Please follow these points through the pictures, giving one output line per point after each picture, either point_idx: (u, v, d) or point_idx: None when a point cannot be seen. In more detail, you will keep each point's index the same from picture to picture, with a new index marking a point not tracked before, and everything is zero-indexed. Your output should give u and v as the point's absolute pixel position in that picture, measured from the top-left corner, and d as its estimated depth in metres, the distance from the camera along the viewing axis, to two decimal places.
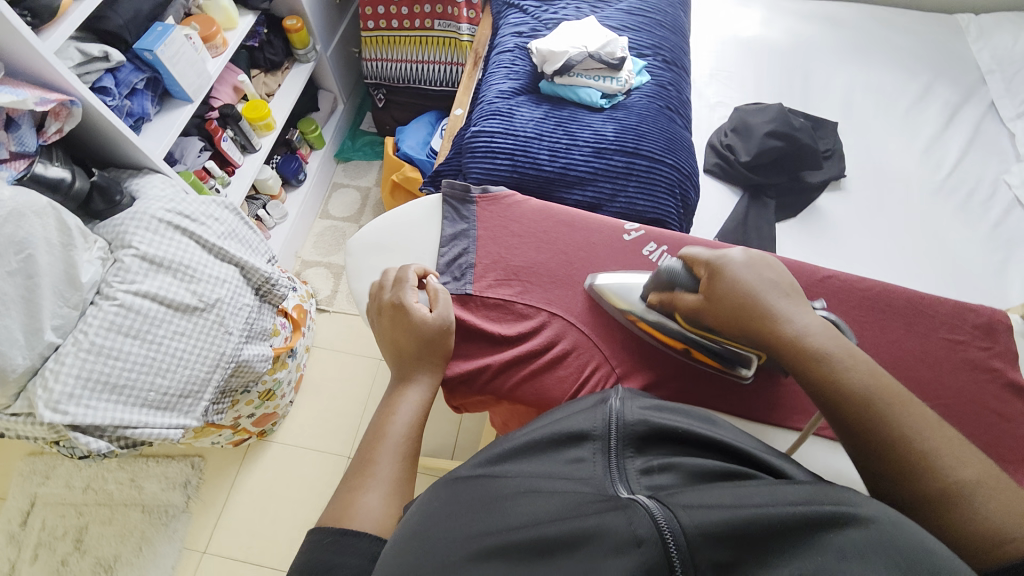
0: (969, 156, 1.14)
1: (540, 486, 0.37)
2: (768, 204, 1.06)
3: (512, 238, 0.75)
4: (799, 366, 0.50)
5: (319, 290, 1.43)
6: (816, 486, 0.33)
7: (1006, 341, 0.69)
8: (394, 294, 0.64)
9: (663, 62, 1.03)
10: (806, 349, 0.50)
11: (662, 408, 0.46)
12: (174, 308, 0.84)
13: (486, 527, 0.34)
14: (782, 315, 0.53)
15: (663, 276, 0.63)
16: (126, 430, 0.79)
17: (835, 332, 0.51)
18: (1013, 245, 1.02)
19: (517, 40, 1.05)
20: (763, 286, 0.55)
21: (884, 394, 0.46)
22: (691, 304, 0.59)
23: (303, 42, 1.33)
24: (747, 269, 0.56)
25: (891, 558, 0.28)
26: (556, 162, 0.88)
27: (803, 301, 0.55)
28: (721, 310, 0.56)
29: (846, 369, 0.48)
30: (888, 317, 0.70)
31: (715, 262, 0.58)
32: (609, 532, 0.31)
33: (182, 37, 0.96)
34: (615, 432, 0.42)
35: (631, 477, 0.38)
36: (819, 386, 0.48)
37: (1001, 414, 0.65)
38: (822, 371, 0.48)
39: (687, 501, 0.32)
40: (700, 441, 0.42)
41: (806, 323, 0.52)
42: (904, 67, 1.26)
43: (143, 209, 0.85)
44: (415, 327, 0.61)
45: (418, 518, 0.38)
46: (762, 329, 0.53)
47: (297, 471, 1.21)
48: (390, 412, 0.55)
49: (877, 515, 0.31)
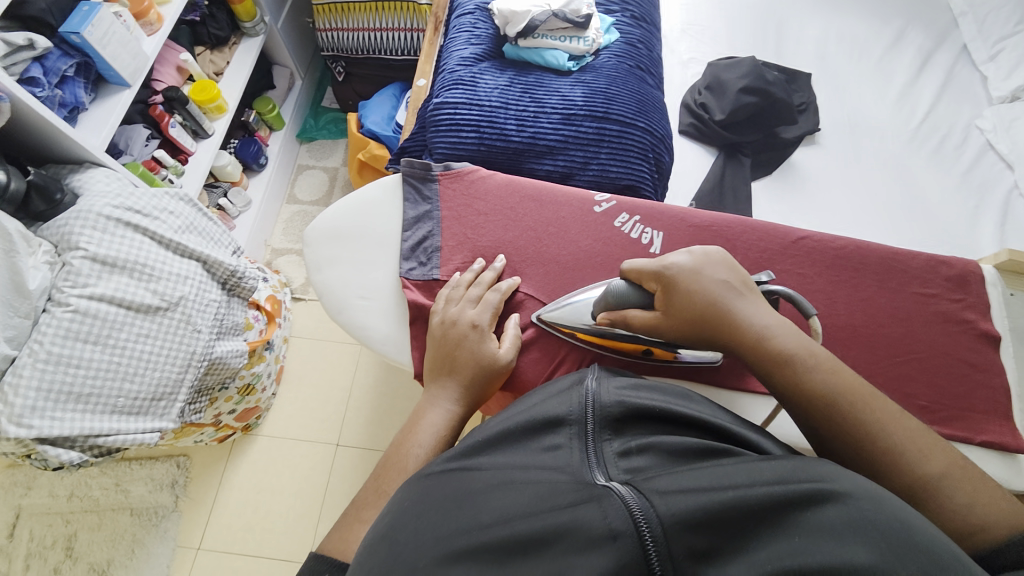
0: (941, 104, 1.12)
1: (516, 477, 0.36)
2: (743, 163, 1.04)
3: (479, 217, 0.73)
4: (767, 372, 0.49)
5: (293, 279, 1.39)
6: (791, 462, 0.33)
7: (978, 292, 0.69)
8: (476, 314, 0.62)
9: (632, 18, 0.98)
10: (774, 353, 0.49)
11: (639, 387, 0.46)
12: (135, 310, 0.79)
13: (459, 526, 0.33)
14: (744, 318, 0.52)
15: (611, 297, 0.59)
16: (97, 438, 0.76)
17: (789, 325, 0.51)
18: (985, 191, 1.03)
19: (477, 0, 0.98)
20: (718, 290, 0.54)
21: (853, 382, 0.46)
22: (652, 321, 0.57)
23: (249, 14, 1.23)
24: (698, 275, 0.55)
25: (868, 535, 0.28)
26: (523, 131, 0.84)
27: (755, 296, 0.54)
28: (685, 321, 0.54)
29: (805, 369, 0.47)
30: (863, 275, 0.70)
31: (665, 273, 0.56)
32: (585, 526, 0.30)
33: (111, 15, 0.88)
34: (592, 415, 0.41)
35: (609, 460, 0.37)
36: (795, 394, 0.47)
37: (974, 365, 0.66)
38: (791, 376, 0.48)
39: (662, 488, 0.32)
40: (678, 418, 0.42)
41: (765, 321, 0.51)
42: (877, 13, 1.22)
43: (88, 206, 0.80)
44: (480, 351, 0.59)
45: (392, 517, 0.37)
46: (732, 338, 0.52)
47: (286, 462, 1.20)
48: (419, 416, 0.54)
49: (853, 489, 0.30)
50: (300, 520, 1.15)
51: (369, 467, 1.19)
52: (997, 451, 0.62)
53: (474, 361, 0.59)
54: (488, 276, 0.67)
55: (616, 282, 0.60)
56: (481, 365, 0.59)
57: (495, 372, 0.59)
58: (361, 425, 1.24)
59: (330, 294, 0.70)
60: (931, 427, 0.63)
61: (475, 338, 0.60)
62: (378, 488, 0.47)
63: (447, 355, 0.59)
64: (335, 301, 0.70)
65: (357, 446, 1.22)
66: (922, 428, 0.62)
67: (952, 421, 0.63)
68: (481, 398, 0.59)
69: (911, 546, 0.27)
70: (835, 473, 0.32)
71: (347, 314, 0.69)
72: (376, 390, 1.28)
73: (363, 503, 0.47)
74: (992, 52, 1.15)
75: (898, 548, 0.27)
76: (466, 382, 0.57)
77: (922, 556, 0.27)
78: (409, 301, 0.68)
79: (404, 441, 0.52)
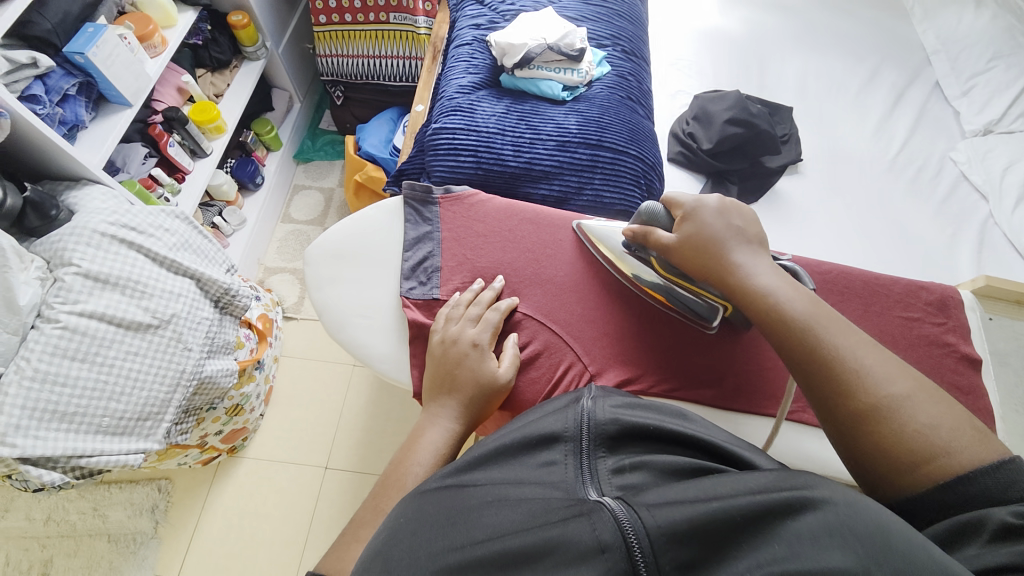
0: (916, 137, 1.19)
1: (510, 494, 0.37)
2: (730, 189, 1.08)
3: (478, 239, 0.74)
4: (749, 300, 0.55)
5: (285, 298, 1.38)
6: (775, 475, 0.34)
7: (959, 316, 0.71)
8: (477, 333, 0.63)
9: (623, 52, 1.03)
10: (753, 289, 0.55)
11: (634, 406, 0.46)
12: (126, 327, 0.79)
13: (452, 542, 0.34)
14: (737, 259, 0.57)
15: (642, 217, 0.65)
16: (80, 459, 0.74)
17: (785, 279, 0.55)
18: (961, 219, 1.08)
19: (475, 32, 1.02)
20: (728, 233, 0.59)
21: (820, 317, 0.50)
22: (664, 242, 0.62)
23: (251, 39, 1.26)
24: (719, 215, 0.60)
25: (844, 540, 0.28)
26: (520, 157, 0.87)
27: (763, 253, 0.59)
28: (690, 250, 0.60)
29: (787, 302, 0.52)
30: (849, 298, 0.71)
31: (691, 205, 0.61)
32: (574, 540, 0.31)
33: (116, 38, 0.89)
34: (586, 432, 0.41)
35: (602, 478, 0.38)
36: (765, 319, 0.53)
37: (959, 388, 0.66)
38: (767, 304, 0.53)
39: (650, 501, 0.32)
40: (671, 437, 0.42)
41: (755, 267, 0.56)
42: (853, 52, 1.30)
43: (83, 223, 0.80)
44: (481, 370, 0.60)
45: (386, 534, 0.37)
46: (717, 273, 0.58)
47: (275, 486, 1.17)
48: (419, 434, 0.54)
49: (831, 495, 0.31)
50: (285, 547, 1.11)
51: (359, 491, 1.16)
52: None
53: (474, 380, 0.59)
54: (487, 296, 0.68)
55: (657, 204, 0.65)
56: (480, 384, 0.59)
57: (494, 392, 0.60)
58: (351, 447, 1.22)
59: (329, 312, 0.71)
60: None
61: (475, 357, 0.61)
62: (376, 506, 0.47)
63: (446, 374, 0.60)
64: (334, 319, 0.70)
65: (346, 468, 1.19)
66: None
67: None
68: (479, 417, 0.59)
69: (885, 550, 0.28)
70: (819, 483, 0.32)
71: (346, 332, 0.70)
72: (367, 411, 1.26)
73: (361, 522, 0.47)
74: (964, 88, 1.22)
75: (873, 551, 0.28)
76: (466, 401, 0.58)
77: (896, 559, 0.28)
78: (409, 320, 0.69)
79: (402, 460, 0.52)
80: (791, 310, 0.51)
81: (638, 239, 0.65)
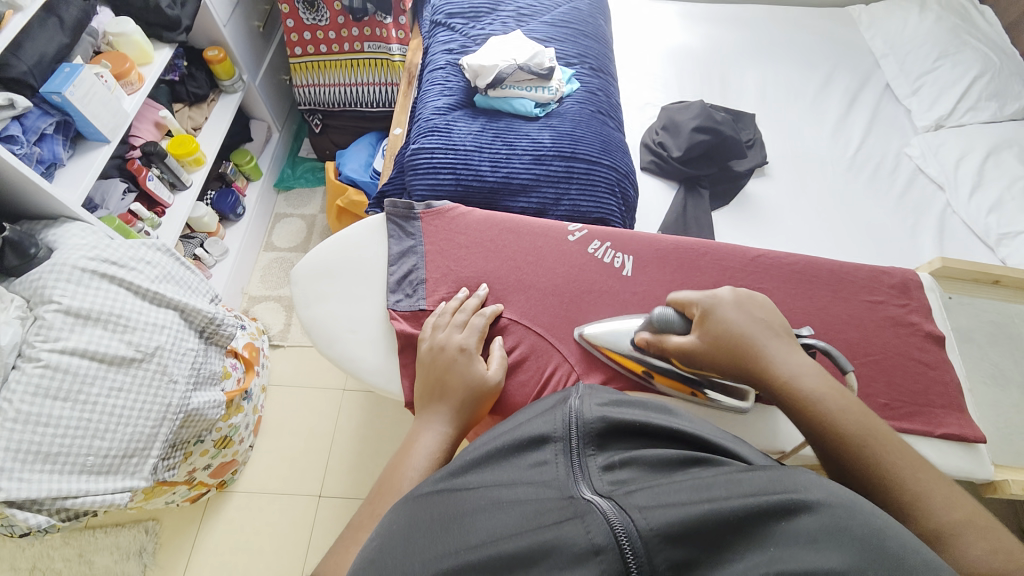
0: (872, 135, 1.26)
1: (502, 497, 0.37)
2: (702, 194, 1.13)
3: (461, 250, 0.76)
4: (795, 409, 0.52)
5: (271, 325, 1.37)
6: (774, 474, 0.35)
7: (920, 296, 0.74)
8: (464, 338, 0.64)
9: (590, 69, 1.07)
10: (799, 391, 0.52)
11: (620, 403, 0.47)
12: (107, 363, 0.78)
13: (447, 548, 0.35)
14: (775, 357, 0.55)
15: (656, 323, 0.62)
16: (65, 501, 0.73)
17: (823, 373, 0.53)
18: (920, 210, 1.14)
19: (448, 57, 1.06)
20: (755, 328, 0.57)
21: (870, 427, 0.49)
22: (688, 345, 0.59)
23: (228, 73, 1.28)
24: (738, 309, 0.59)
25: (841, 542, 0.31)
26: (497, 172, 0.90)
27: (792, 342, 0.57)
28: (720, 348, 0.57)
29: (836, 411, 0.50)
30: (817, 286, 0.73)
31: (707, 302, 0.60)
32: (570, 542, 0.32)
33: (94, 76, 0.91)
34: (576, 432, 0.41)
35: (593, 475, 0.38)
36: (812, 428, 0.51)
37: (925, 363, 0.68)
38: (817, 413, 0.50)
39: (642, 503, 0.33)
40: (658, 431, 0.43)
41: (794, 365, 0.54)
42: (807, 61, 1.38)
43: (63, 259, 0.79)
44: (470, 375, 0.61)
45: (379, 542, 0.38)
46: (759, 372, 0.55)
47: (267, 518, 1.14)
48: (413, 440, 0.55)
49: (826, 498, 0.33)
50: None
51: None
52: (955, 442, 0.64)
53: (464, 384, 0.60)
54: (471, 302, 0.69)
55: (668, 308, 0.63)
56: (469, 387, 0.60)
57: (484, 393, 0.60)
58: (345, 474, 1.20)
59: (318, 329, 0.71)
60: (894, 422, 0.64)
61: (463, 361, 0.62)
62: (373, 511, 0.47)
63: (437, 380, 0.60)
64: (324, 335, 0.71)
65: (341, 495, 1.17)
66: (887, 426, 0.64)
67: (913, 417, 0.65)
68: (473, 419, 0.59)
69: (878, 550, 0.31)
70: (809, 482, 0.34)
71: (336, 347, 0.70)
72: (358, 434, 1.25)
73: (358, 526, 0.47)
74: (913, 88, 1.30)
75: (867, 549, 0.30)
76: (458, 405, 0.58)
77: (888, 560, 0.30)
78: (397, 332, 0.69)
79: (397, 464, 0.52)
80: (839, 418, 0.49)
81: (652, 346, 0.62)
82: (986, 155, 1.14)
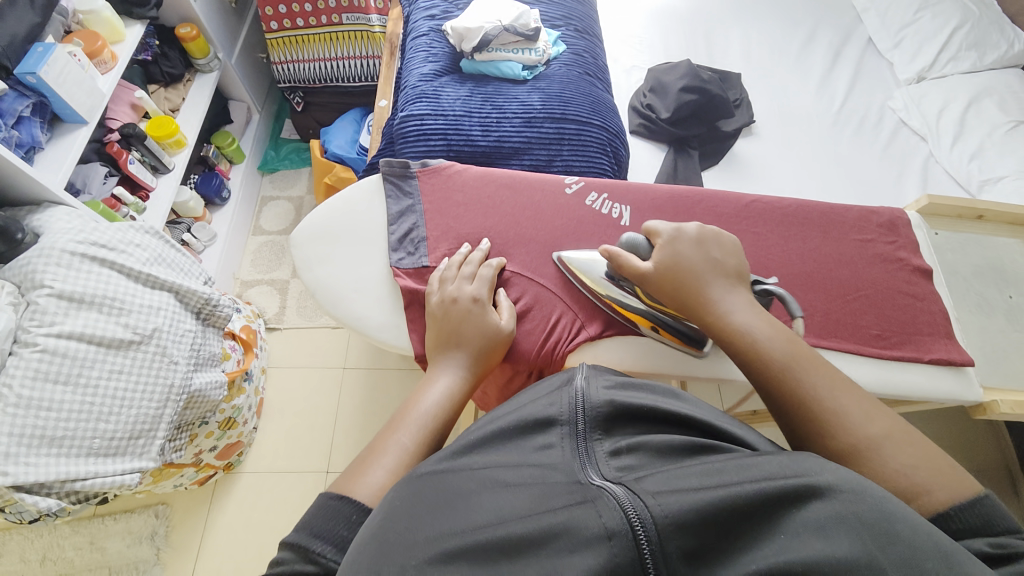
0: (857, 90, 1.27)
1: (507, 479, 0.36)
2: (691, 154, 1.13)
3: (459, 208, 0.76)
4: (724, 336, 0.55)
5: (266, 309, 1.37)
6: (777, 459, 0.34)
7: (907, 234, 0.76)
8: (476, 290, 0.65)
9: (576, 31, 1.06)
10: (731, 323, 0.54)
11: (627, 385, 0.45)
12: (106, 346, 0.77)
13: (451, 527, 0.33)
14: (714, 294, 0.57)
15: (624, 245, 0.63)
16: (75, 483, 0.72)
17: (760, 310, 0.55)
18: (904, 161, 1.16)
19: (431, 23, 1.04)
20: (705, 265, 0.59)
21: (797, 355, 0.50)
22: (642, 271, 0.61)
23: (203, 51, 1.24)
24: (696, 245, 0.60)
25: (848, 527, 0.29)
26: (488, 136, 0.89)
27: (740, 285, 0.58)
28: (668, 281, 0.59)
29: (765, 339, 0.52)
30: (808, 228, 0.75)
31: (670, 234, 0.61)
32: (581, 526, 0.31)
33: (67, 55, 0.88)
34: (583, 416, 0.40)
35: (600, 460, 0.37)
36: (743, 353, 0.52)
37: (912, 296, 0.71)
38: (744, 341, 0.53)
39: (654, 488, 0.32)
40: (666, 416, 0.41)
41: (732, 303, 0.56)
42: (791, 18, 1.38)
43: (51, 244, 0.78)
44: (486, 325, 0.61)
45: (383, 515, 0.37)
46: (695, 305, 0.57)
47: (277, 496, 1.16)
48: (430, 381, 0.56)
49: (836, 483, 0.31)
50: None
51: None
52: (943, 367, 0.67)
53: (479, 333, 0.61)
54: (476, 257, 0.69)
55: (639, 234, 0.64)
56: (484, 335, 0.61)
57: (497, 342, 0.61)
58: (351, 449, 1.21)
59: (322, 291, 0.71)
60: (884, 352, 0.67)
61: (477, 312, 0.62)
62: (391, 439, 0.49)
63: (451, 330, 0.61)
64: (329, 297, 0.71)
65: None
66: (878, 357, 0.66)
67: (902, 345, 0.67)
68: (487, 367, 0.60)
69: (891, 539, 0.29)
70: (819, 468, 0.33)
71: (342, 307, 0.70)
72: (361, 410, 1.26)
73: (376, 451, 0.48)
74: (895, 41, 1.30)
75: (879, 538, 0.29)
76: (473, 352, 0.59)
77: (898, 545, 0.29)
78: (402, 289, 0.70)
79: (413, 401, 0.53)
80: (767, 345, 0.51)
81: (614, 265, 0.64)
82: (968, 104, 1.15)
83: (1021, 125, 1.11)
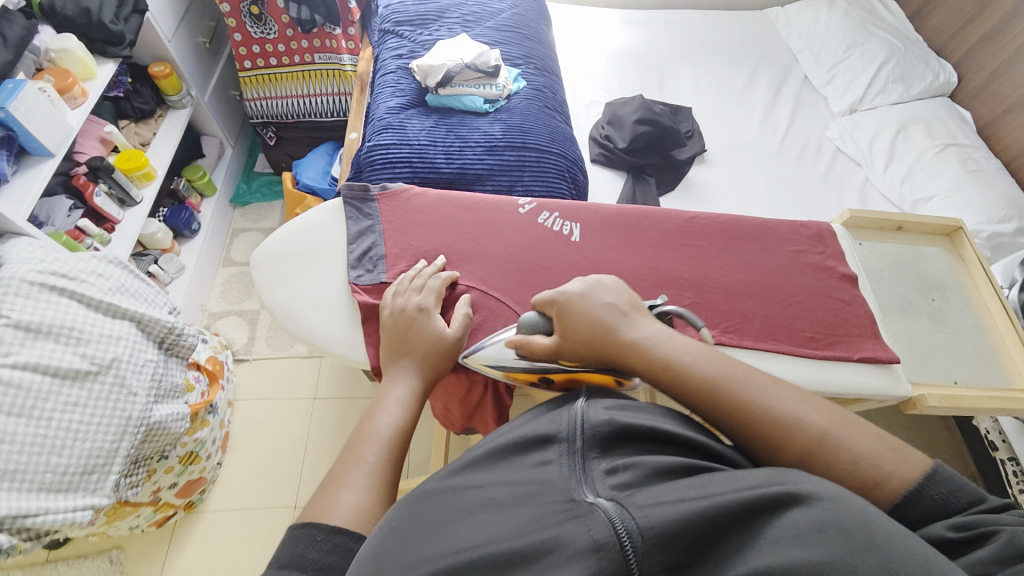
0: (797, 121, 1.38)
1: (504, 499, 0.36)
2: (648, 181, 1.20)
3: (419, 228, 0.79)
4: (659, 381, 0.50)
5: (234, 340, 1.35)
6: (767, 470, 0.32)
7: (834, 245, 0.82)
8: (421, 299, 0.67)
9: (535, 68, 1.14)
10: (656, 361, 0.51)
11: (628, 403, 0.44)
12: (61, 376, 0.75)
13: (449, 548, 0.34)
14: (630, 336, 0.54)
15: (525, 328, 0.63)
16: (25, 520, 0.69)
17: (673, 338, 0.53)
18: (843, 185, 1.25)
19: (398, 61, 1.10)
20: (604, 312, 0.57)
21: (722, 372, 0.48)
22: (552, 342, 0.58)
23: (175, 88, 1.28)
24: (586, 296, 0.59)
25: (827, 538, 0.27)
26: (451, 162, 0.94)
27: (644, 319, 0.56)
28: (580, 340, 0.56)
29: (687, 369, 0.49)
30: (747, 242, 0.80)
31: (559, 296, 0.61)
32: (572, 540, 0.31)
33: (37, 91, 0.89)
34: (581, 434, 0.39)
35: (595, 478, 0.36)
36: (681, 393, 0.49)
37: (842, 300, 0.76)
38: (671, 375, 0.49)
39: (643, 501, 0.32)
40: (668, 437, 0.40)
41: (648, 339, 0.53)
42: (735, 58, 1.50)
43: (12, 273, 0.77)
44: (432, 333, 0.63)
45: (387, 537, 0.37)
46: (619, 358, 0.53)
47: (241, 535, 1.11)
48: (383, 393, 0.57)
49: (821, 492, 0.30)
50: None
51: None
52: (872, 365, 0.71)
53: (425, 339, 0.62)
54: (427, 270, 0.72)
55: (534, 313, 0.64)
56: (430, 341, 0.62)
57: (446, 346, 0.62)
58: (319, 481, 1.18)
59: (282, 309, 0.72)
60: (822, 354, 0.71)
61: (422, 319, 0.64)
62: (355, 456, 0.49)
63: (400, 339, 0.62)
64: (288, 314, 0.72)
65: None
66: (815, 359, 0.70)
67: (834, 346, 0.72)
68: (440, 372, 0.61)
69: (872, 545, 0.27)
70: (806, 478, 0.31)
71: (301, 324, 0.71)
72: (331, 440, 1.23)
73: (342, 471, 0.48)
74: (828, 77, 1.43)
75: (859, 544, 0.27)
76: (421, 359, 0.60)
77: (885, 555, 0.26)
78: (359, 305, 0.71)
79: (370, 416, 0.54)
80: (693, 371, 0.48)
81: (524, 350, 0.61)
82: (897, 132, 1.26)
83: (948, 147, 1.22)
